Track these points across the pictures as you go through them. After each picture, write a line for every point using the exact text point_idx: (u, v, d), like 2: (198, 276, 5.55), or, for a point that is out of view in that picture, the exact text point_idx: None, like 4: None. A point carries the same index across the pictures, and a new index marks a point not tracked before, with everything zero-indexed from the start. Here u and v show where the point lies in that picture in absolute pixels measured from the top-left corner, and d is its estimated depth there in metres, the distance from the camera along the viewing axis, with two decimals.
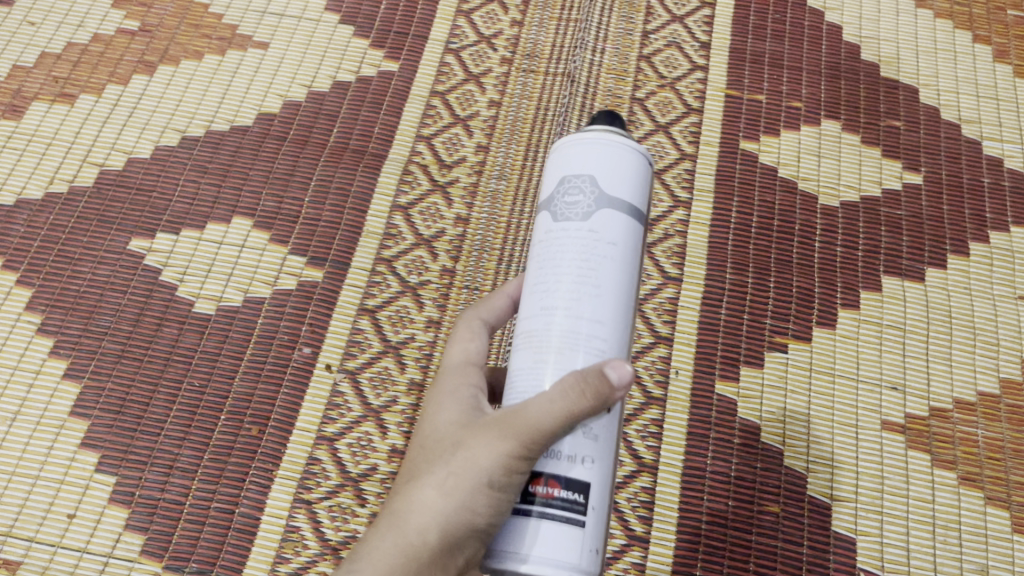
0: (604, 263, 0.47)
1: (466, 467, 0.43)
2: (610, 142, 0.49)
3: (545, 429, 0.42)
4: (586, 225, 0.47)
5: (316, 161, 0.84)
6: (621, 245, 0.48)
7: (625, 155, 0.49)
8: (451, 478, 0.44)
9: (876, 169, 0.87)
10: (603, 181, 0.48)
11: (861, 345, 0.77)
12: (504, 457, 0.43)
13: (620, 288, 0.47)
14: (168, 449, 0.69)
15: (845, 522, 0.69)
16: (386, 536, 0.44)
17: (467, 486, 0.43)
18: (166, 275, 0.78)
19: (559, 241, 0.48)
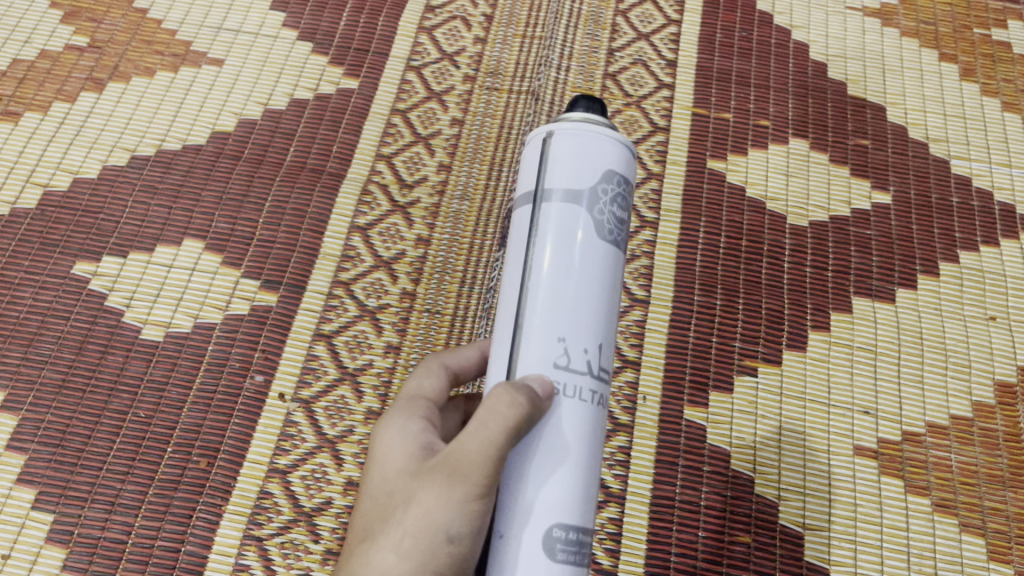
0: (574, 267, 0.45)
1: (427, 523, 0.40)
2: (583, 128, 0.47)
3: (491, 460, 0.40)
4: (561, 227, 0.46)
5: (271, 181, 0.81)
6: (553, 231, 0.46)
7: (597, 146, 0.47)
8: (411, 536, 0.40)
9: (844, 189, 0.85)
10: (580, 182, 0.46)
11: (832, 368, 0.75)
12: (464, 509, 0.40)
13: (597, 295, 0.46)
14: (110, 485, 0.66)
15: (818, 552, 0.67)
16: None
17: (425, 544, 0.40)
18: (112, 300, 0.74)
19: (536, 250, 0.46)
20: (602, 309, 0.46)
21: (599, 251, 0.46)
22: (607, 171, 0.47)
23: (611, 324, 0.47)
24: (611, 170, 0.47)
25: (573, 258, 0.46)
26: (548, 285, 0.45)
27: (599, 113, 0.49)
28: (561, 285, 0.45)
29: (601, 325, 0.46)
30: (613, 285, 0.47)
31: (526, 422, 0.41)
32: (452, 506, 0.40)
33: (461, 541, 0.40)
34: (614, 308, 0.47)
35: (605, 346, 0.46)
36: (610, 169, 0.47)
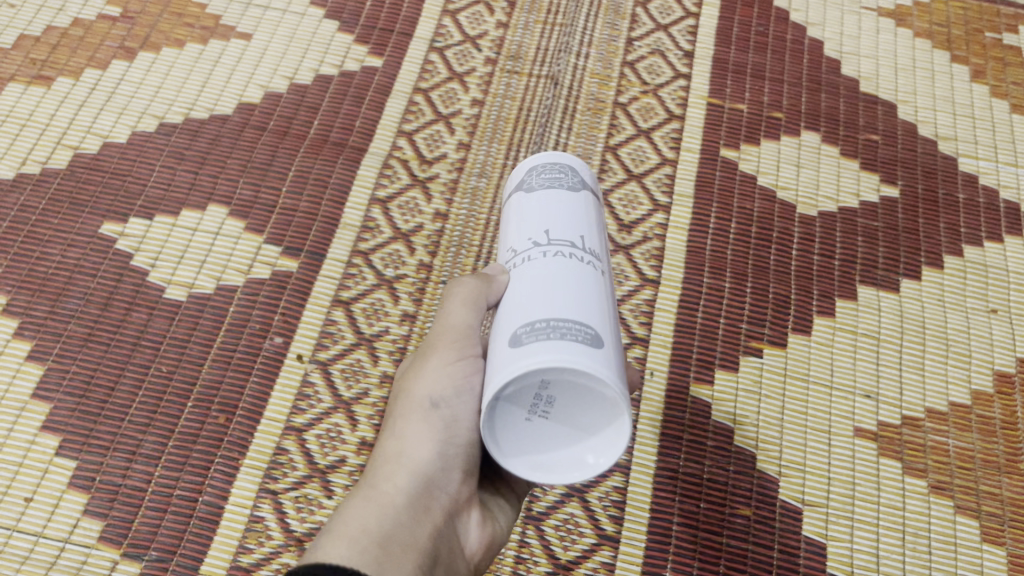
0: (533, 203, 0.53)
1: (415, 400, 0.49)
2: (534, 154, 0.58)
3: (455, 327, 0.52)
4: (524, 194, 0.54)
5: (295, 152, 0.84)
6: (505, 214, 0.55)
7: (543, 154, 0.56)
8: (407, 417, 0.49)
9: (854, 181, 0.87)
10: (531, 167, 0.55)
11: (836, 352, 0.77)
12: (443, 376, 0.49)
13: (565, 207, 0.52)
14: (132, 435, 0.68)
15: (815, 527, 0.69)
16: (358, 492, 0.46)
17: (416, 417, 0.49)
18: (138, 260, 0.76)
19: (510, 219, 0.54)
20: (544, 213, 0.52)
21: (532, 197, 0.53)
22: (531, 162, 0.56)
23: (565, 218, 0.51)
24: (536, 161, 0.56)
25: (515, 209, 0.53)
26: (505, 237, 0.53)
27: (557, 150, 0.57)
28: (525, 216, 0.52)
29: (546, 218, 0.51)
30: (560, 199, 0.53)
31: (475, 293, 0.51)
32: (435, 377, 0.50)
33: (448, 402, 0.49)
34: (569, 211, 0.52)
35: (550, 225, 0.51)
36: (534, 163, 0.55)
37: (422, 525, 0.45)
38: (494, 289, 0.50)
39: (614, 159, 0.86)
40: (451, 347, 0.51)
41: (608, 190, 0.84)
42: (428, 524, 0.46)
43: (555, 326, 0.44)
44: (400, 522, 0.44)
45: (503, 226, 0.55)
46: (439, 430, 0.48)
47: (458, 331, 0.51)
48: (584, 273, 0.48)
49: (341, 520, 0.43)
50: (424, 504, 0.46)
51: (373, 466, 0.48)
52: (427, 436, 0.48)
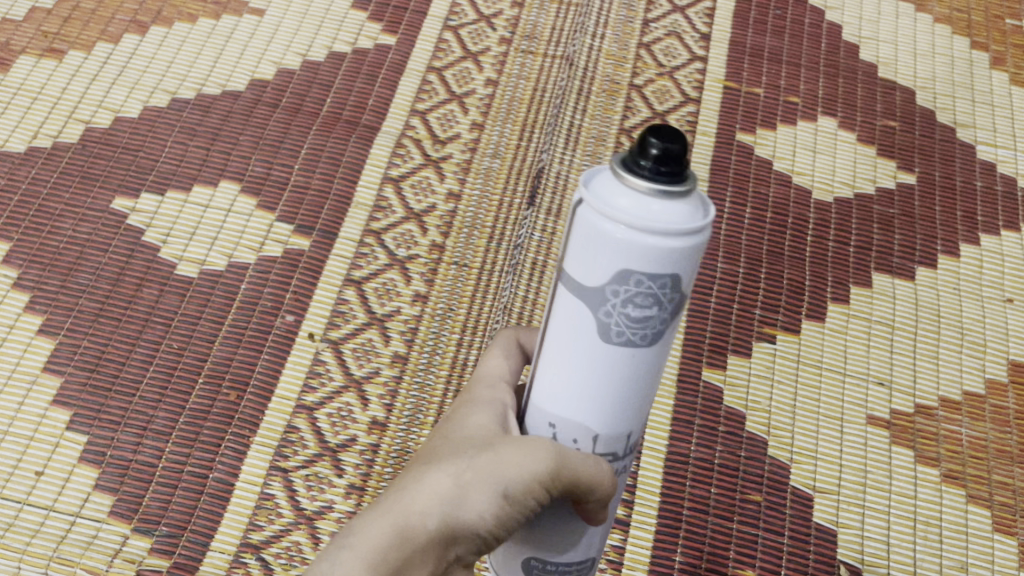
0: (606, 368, 0.40)
1: (491, 469, 0.41)
2: (654, 210, 0.36)
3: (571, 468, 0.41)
4: (597, 331, 0.40)
5: (308, 129, 0.83)
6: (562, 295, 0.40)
7: (660, 235, 0.36)
8: (468, 481, 0.41)
9: (870, 167, 0.86)
10: (625, 273, 0.38)
11: (850, 340, 0.76)
12: (529, 479, 0.41)
13: (635, 388, 0.41)
14: (143, 411, 0.67)
15: (826, 514, 0.68)
16: (382, 512, 0.41)
17: (484, 483, 0.41)
18: (149, 236, 0.76)
19: (573, 351, 0.40)
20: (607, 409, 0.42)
21: (607, 356, 0.40)
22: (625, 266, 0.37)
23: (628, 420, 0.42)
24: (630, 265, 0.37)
25: (581, 355, 0.40)
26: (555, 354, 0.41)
27: (677, 181, 0.36)
28: (591, 380, 0.41)
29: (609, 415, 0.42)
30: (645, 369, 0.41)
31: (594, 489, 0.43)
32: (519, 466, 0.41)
33: (514, 502, 0.41)
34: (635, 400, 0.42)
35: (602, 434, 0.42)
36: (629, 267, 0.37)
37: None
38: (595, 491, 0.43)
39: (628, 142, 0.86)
40: (552, 450, 0.41)
41: None
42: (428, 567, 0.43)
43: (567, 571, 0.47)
44: (403, 567, 0.41)
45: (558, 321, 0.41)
46: (488, 518, 0.41)
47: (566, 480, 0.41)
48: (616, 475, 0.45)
49: (358, 539, 0.41)
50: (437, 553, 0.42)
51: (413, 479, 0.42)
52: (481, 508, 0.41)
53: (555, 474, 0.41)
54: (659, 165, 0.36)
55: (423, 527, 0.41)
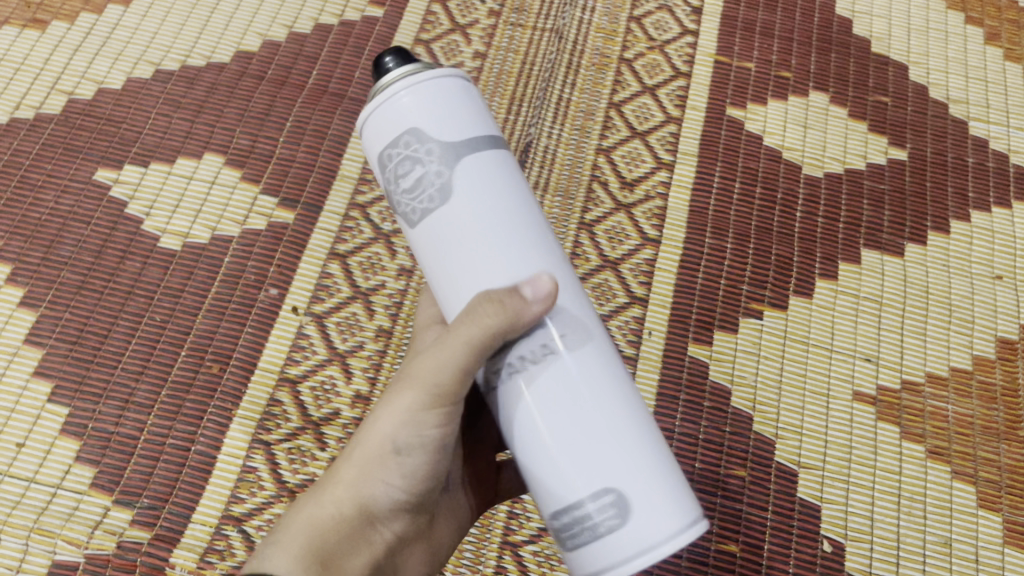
0: (444, 236, 0.46)
1: (374, 435, 0.47)
2: (399, 92, 0.47)
3: (454, 369, 0.44)
4: (406, 209, 0.48)
5: (294, 102, 0.82)
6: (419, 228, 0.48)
7: (404, 100, 0.47)
8: (365, 457, 0.47)
9: (861, 143, 0.86)
10: (390, 143, 0.48)
11: (837, 316, 0.76)
12: (411, 420, 0.46)
13: (485, 235, 0.45)
14: (124, 384, 0.67)
15: (811, 489, 0.68)
16: (300, 515, 0.47)
17: (374, 453, 0.47)
18: (132, 208, 0.75)
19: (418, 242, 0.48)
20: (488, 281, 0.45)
21: (430, 226, 0.47)
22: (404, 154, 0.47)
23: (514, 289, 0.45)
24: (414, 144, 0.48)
25: (444, 238, 0.46)
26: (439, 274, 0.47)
27: (409, 64, 0.48)
28: (440, 254, 0.47)
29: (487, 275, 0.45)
30: (502, 212, 0.46)
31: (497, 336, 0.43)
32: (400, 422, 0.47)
33: (409, 450, 0.47)
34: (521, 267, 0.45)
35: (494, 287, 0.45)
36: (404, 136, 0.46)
37: (359, 560, 0.48)
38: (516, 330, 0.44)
39: (617, 116, 0.85)
40: (426, 390, 0.45)
41: (611, 147, 0.83)
42: (369, 551, 0.49)
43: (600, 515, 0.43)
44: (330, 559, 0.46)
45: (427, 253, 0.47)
46: (396, 476, 0.48)
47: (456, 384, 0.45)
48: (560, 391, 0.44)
49: (279, 547, 0.46)
50: (368, 532, 0.48)
51: (329, 478, 0.49)
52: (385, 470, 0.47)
53: (437, 403, 0.45)
54: (396, 60, 0.48)
55: (338, 514, 0.47)
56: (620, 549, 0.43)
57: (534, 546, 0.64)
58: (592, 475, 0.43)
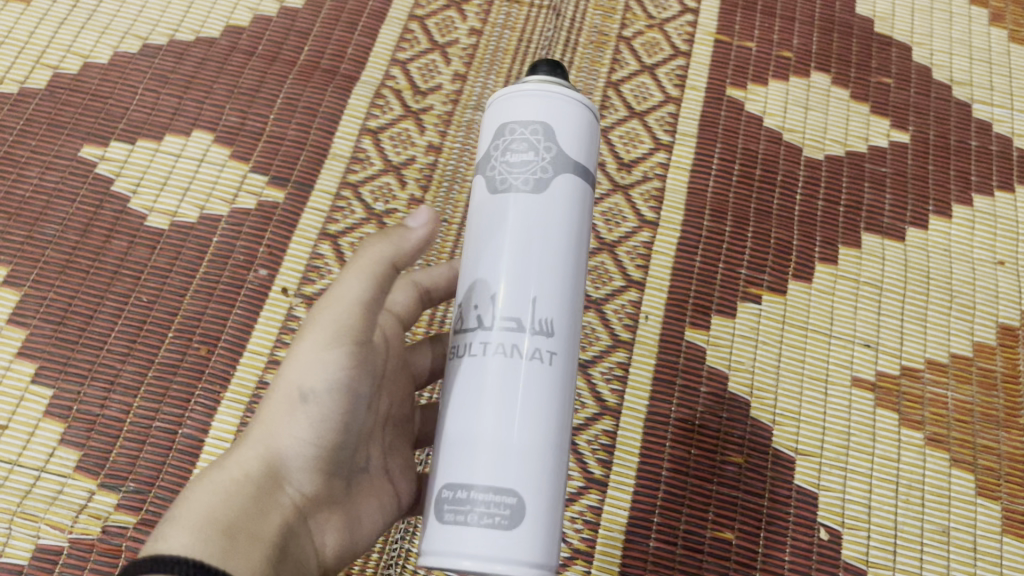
0: (503, 214, 0.46)
1: (283, 388, 0.49)
2: (549, 90, 0.48)
3: (352, 296, 0.50)
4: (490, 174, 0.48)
5: (284, 78, 0.80)
6: (478, 190, 0.48)
7: (553, 101, 0.47)
8: (275, 410, 0.48)
9: (863, 125, 0.84)
10: (518, 116, 0.48)
11: (837, 300, 0.75)
12: (317, 365, 0.49)
13: (543, 255, 0.46)
14: (110, 365, 0.66)
15: (808, 476, 0.67)
16: (200, 483, 0.45)
17: (283, 406, 0.48)
18: (119, 186, 0.74)
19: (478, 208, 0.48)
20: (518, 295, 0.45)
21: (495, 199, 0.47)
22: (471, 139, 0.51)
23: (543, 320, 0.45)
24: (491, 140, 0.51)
25: (503, 224, 0.46)
26: (474, 241, 0.48)
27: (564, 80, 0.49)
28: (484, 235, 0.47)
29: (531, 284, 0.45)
30: (563, 243, 0.46)
31: (383, 275, 0.51)
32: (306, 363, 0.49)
33: (317, 396, 0.48)
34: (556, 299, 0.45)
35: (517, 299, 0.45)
36: (510, 123, 0.48)
37: (270, 522, 0.46)
38: (399, 258, 0.51)
39: (615, 95, 0.84)
40: (332, 322, 0.49)
41: (608, 127, 0.82)
42: (279, 513, 0.47)
43: (480, 505, 0.42)
44: (238, 522, 0.44)
45: (477, 218, 0.48)
46: (302, 425, 0.48)
47: (353, 308, 0.50)
48: (544, 414, 0.44)
49: (182, 510, 0.43)
50: (277, 492, 0.47)
51: (238, 446, 0.48)
52: (291, 425, 0.48)
53: (347, 336, 0.49)
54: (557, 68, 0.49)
55: (245, 475, 0.46)
56: (478, 546, 0.41)
57: None
58: (500, 467, 0.42)
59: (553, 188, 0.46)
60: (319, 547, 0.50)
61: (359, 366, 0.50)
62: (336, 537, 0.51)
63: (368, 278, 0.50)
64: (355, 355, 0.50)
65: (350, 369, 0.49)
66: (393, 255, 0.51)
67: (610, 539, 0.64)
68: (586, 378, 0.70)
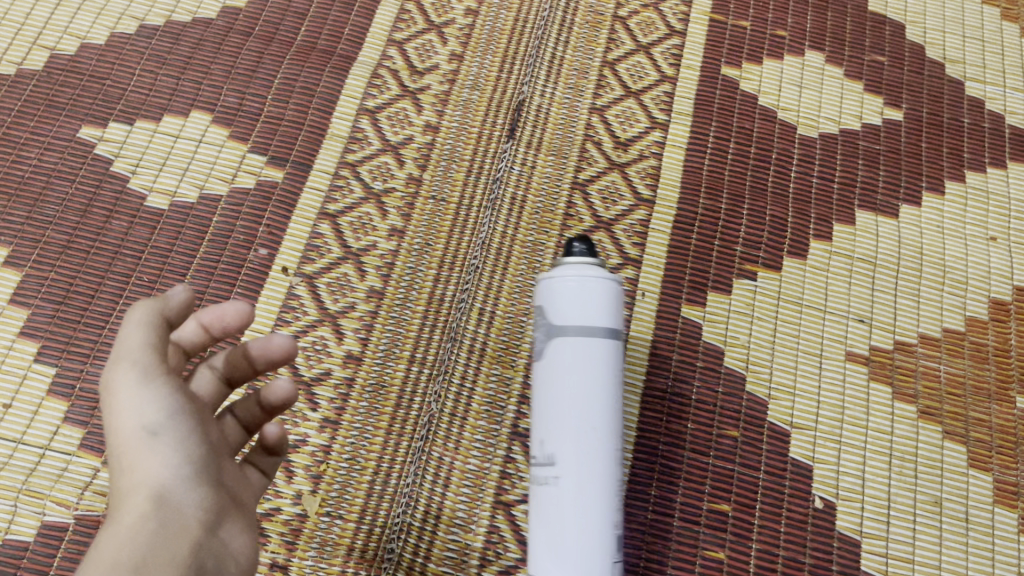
0: (584, 389, 0.58)
1: (129, 437, 0.48)
2: (587, 275, 0.59)
3: (139, 342, 0.49)
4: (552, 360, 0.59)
5: (282, 58, 0.80)
6: (545, 377, 0.60)
7: (596, 286, 0.59)
8: (130, 461, 0.47)
9: (857, 104, 0.85)
10: (589, 304, 0.59)
11: (831, 277, 0.76)
12: (150, 399, 0.49)
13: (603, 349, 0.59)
14: (113, 344, 0.66)
15: (802, 449, 0.68)
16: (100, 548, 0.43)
17: (138, 451, 0.47)
18: (118, 166, 0.74)
19: (552, 389, 0.59)
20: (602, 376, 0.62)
21: (566, 370, 0.58)
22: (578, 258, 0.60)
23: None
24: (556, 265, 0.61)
25: (569, 344, 0.59)
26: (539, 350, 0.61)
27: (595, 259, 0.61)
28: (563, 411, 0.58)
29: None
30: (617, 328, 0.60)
31: (154, 314, 0.51)
32: (130, 406, 0.48)
33: (167, 427, 0.49)
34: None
35: (581, 364, 0.58)
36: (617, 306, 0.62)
37: (184, 546, 0.45)
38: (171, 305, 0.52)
39: (611, 75, 0.84)
40: (134, 365, 0.49)
41: (604, 106, 0.82)
42: (192, 535, 0.46)
43: (574, 535, 0.56)
44: (153, 558, 0.43)
45: (543, 402, 0.60)
46: (170, 455, 0.48)
47: (146, 348, 0.49)
48: (611, 455, 0.58)
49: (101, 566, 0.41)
50: (181, 517, 0.46)
51: (116, 509, 0.46)
52: (154, 460, 0.47)
53: (155, 372, 0.49)
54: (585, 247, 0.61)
55: (142, 516, 0.45)
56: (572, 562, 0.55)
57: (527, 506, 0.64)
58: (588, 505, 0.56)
59: (574, 277, 0.59)
60: (241, 551, 0.49)
61: (179, 390, 0.50)
62: (248, 540, 0.50)
63: (143, 325, 0.50)
64: (170, 383, 0.50)
65: (173, 397, 0.50)
66: (159, 306, 0.51)
67: None
68: None
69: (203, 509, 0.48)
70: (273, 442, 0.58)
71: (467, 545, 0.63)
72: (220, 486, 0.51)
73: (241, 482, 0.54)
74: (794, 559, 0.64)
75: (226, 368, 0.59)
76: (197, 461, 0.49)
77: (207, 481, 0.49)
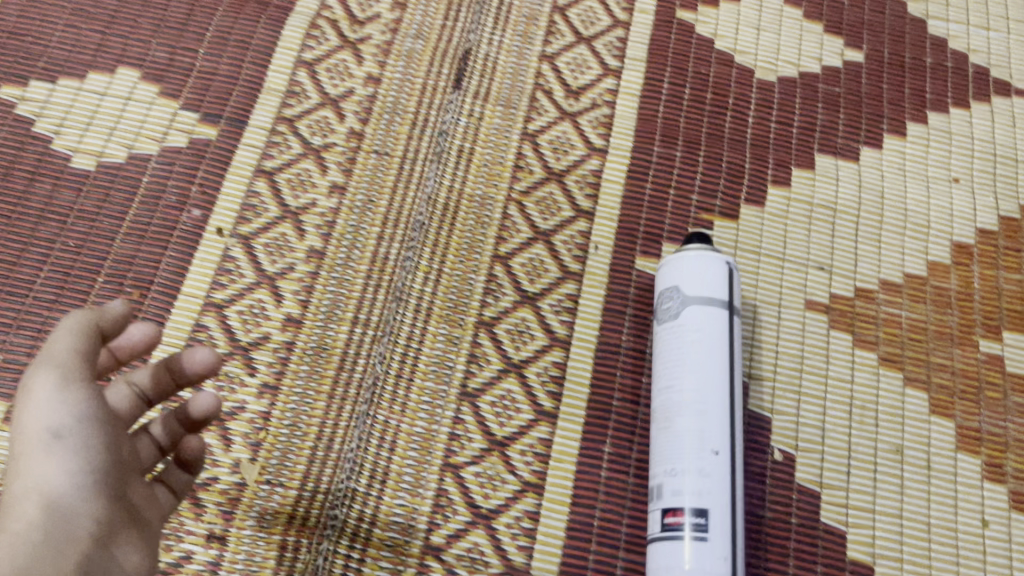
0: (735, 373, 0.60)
1: (27, 438, 0.45)
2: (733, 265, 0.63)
3: (67, 349, 0.47)
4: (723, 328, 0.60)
5: (213, 10, 0.77)
6: (710, 348, 0.59)
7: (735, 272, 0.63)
8: (27, 464, 0.45)
9: (816, 46, 0.82)
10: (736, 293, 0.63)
11: (790, 224, 0.73)
12: (62, 406, 0.46)
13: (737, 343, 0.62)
14: (38, 312, 0.63)
15: (761, 401, 0.66)
16: None
17: (35, 454, 0.45)
18: (40, 127, 0.71)
19: (711, 366, 0.58)
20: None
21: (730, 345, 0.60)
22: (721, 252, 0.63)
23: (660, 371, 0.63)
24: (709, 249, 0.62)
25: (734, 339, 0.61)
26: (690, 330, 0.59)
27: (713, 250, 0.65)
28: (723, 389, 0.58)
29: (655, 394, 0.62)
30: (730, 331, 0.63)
31: (90, 327, 0.49)
32: (44, 408, 0.45)
33: (74, 432, 0.46)
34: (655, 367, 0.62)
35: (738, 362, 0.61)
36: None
37: (68, 560, 0.43)
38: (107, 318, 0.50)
39: (561, 21, 0.81)
40: (55, 369, 0.46)
41: (554, 54, 0.79)
42: (79, 549, 0.44)
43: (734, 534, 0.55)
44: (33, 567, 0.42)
45: (699, 368, 0.58)
46: (70, 461, 0.45)
47: (73, 355, 0.47)
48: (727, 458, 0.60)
49: None
50: (70, 527, 0.44)
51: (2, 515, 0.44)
52: (55, 467, 0.45)
53: (74, 379, 0.46)
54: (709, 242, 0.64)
55: (29, 526, 0.43)
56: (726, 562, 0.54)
57: (476, 468, 0.62)
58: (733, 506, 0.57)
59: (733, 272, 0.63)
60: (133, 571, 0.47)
61: (100, 398, 0.48)
62: (143, 558, 0.48)
63: (75, 333, 0.48)
64: (93, 391, 0.47)
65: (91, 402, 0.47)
66: (96, 318, 0.49)
67: (562, 470, 0.63)
68: (535, 311, 0.68)
69: (95, 524, 0.45)
70: (193, 453, 0.56)
71: (414, 509, 0.60)
72: (120, 496, 0.48)
73: (147, 499, 0.51)
74: (752, 513, 0.62)
75: (145, 387, 0.56)
76: (98, 470, 0.47)
77: (107, 492, 0.47)
